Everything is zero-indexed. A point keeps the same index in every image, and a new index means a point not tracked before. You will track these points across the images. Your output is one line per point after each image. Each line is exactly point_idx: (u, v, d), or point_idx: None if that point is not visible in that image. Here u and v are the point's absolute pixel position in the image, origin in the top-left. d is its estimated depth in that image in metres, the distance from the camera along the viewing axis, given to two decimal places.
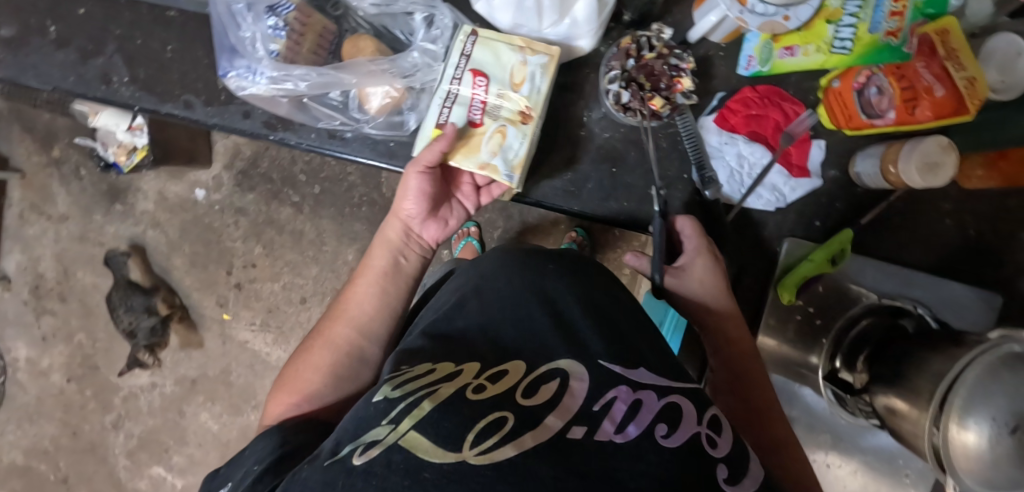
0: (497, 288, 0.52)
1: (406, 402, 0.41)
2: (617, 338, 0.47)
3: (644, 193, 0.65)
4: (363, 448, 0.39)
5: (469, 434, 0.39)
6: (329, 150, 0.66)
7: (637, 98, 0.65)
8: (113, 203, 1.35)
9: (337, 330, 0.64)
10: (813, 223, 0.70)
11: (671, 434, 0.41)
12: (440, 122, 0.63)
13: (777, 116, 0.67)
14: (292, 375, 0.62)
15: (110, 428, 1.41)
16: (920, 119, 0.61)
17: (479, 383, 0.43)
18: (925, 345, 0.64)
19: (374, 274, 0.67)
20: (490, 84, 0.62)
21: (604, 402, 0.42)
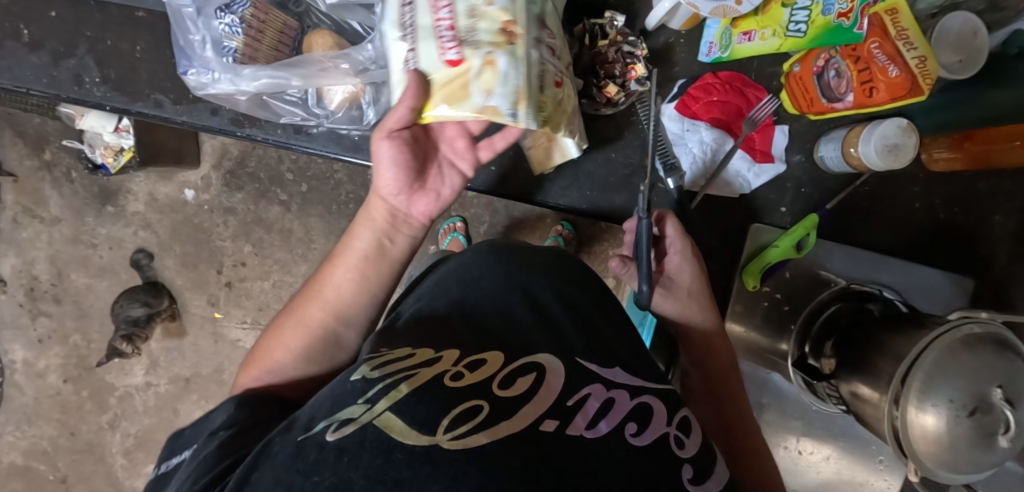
0: (488, 282, 0.53)
1: (384, 383, 0.42)
2: (598, 344, 0.50)
3: (606, 181, 0.66)
4: (337, 425, 0.39)
5: (443, 419, 0.39)
6: (295, 145, 0.70)
7: (594, 87, 0.63)
8: (105, 205, 1.37)
9: (313, 311, 0.60)
10: (779, 209, 0.71)
11: (641, 432, 0.43)
12: (416, 68, 0.52)
13: (739, 102, 0.68)
14: (266, 345, 0.60)
15: (107, 428, 1.43)
16: (877, 101, 0.62)
17: (457, 370, 0.44)
18: (888, 328, 0.65)
19: (356, 257, 0.62)
20: (457, 2, 0.51)
21: (576, 398, 0.44)
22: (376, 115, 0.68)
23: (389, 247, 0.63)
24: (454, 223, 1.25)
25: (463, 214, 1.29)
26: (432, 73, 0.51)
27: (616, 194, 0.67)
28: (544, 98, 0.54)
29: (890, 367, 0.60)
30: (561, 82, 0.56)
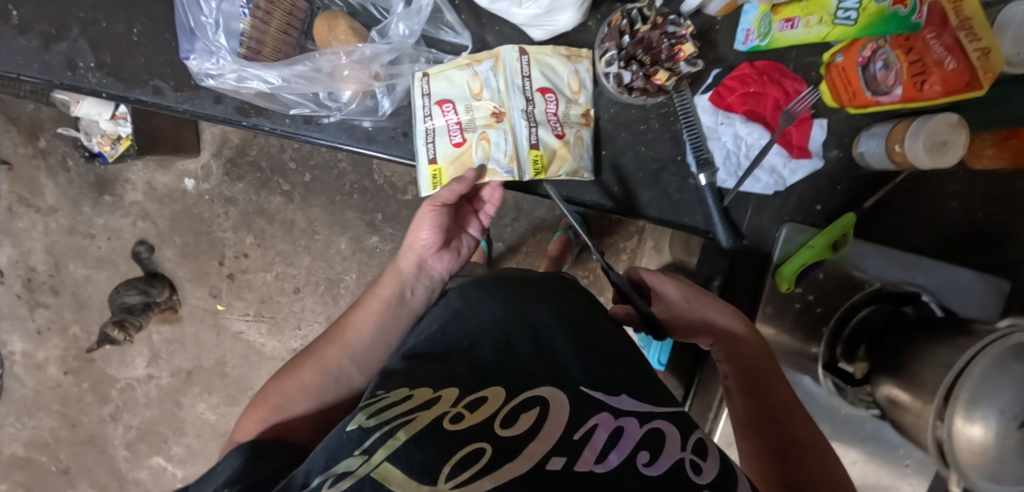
0: (482, 316, 0.51)
1: (381, 432, 0.40)
2: (603, 373, 0.47)
3: (635, 178, 0.64)
4: (334, 480, 0.37)
5: (443, 467, 0.38)
6: (304, 136, 0.65)
7: (640, 77, 0.59)
8: (102, 195, 1.33)
9: (332, 355, 0.61)
10: (813, 207, 0.68)
11: (654, 461, 0.41)
12: (430, 157, 0.63)
13: (777, 94, 0.64)
14: (278, 389, 0.58)
15: (108, 420, 1.41)
16: (929, 95, 0.58)
17: (456, 412, 0.42)
18: (930, 334, 0.62)
19: (377, 304, 0.63)
20: (458, 106, 0.63)
21: (584, 431, 0.41)
22: (392, 104, 0.65)
23: (411, 298, 0.64)
24: None
25: None
26: (444, 158, 0.63)
27: (643, 190, 0.64)
28: (536, 154, 0.62)
29: (938, 376, 0.56)
30: (562, 133, 0.63)
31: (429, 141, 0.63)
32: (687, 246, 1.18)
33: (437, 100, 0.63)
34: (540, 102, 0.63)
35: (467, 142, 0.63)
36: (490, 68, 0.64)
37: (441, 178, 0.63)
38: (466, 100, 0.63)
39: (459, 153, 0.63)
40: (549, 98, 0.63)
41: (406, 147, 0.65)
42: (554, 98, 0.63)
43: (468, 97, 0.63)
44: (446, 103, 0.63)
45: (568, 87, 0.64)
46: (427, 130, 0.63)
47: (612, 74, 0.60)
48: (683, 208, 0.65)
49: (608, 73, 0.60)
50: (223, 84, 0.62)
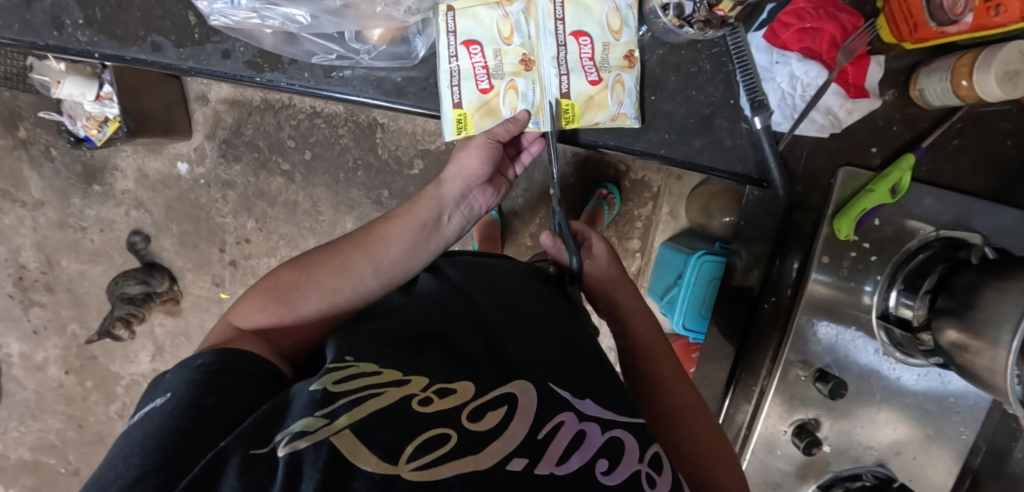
0: (465, 300, 0.56)
1: (348, 399, 0.42)
2: (569, 371, 0.52)
3: (685, 122, 0.66)
4: (291, 438, 0.39)
5: (408, 447, 0.40)
6: (326, 90, 0.66)
7: (702, 8, 0.60)
8: (90, 185, 1.25)
9: (356, 258, 0.60)
10: (869, 150, 0.69)
11: (612, 470, 0.44)
12: (455, 101, 0.64)
13: (833, 29, 0.61)
14: (293, 277, 0.58)
15: (116, 418, 1.37)
16: (1003, 21, 0.55)
17: (427, 396, 0.44)
18: (996, 274, 0.60)
19: (413, 221, 0.64)
20: (486, 49, 0.63)
21: (547, 431, 0.44)
22: (425, 47, 0.65)
23: (445, 223, 0.66)
24: None
25: None
26: (470, 104, 0.64)
27: (695, 137, 0.66)
28: (567, 103, 0.64)
29: (1014, 316, 0.55)
30: (597, 79, 0.63)
31: (454, 84, 0.63)
32: (708, 211, 1.08)
33: (462, 41, 0.62)
34: (573, 46, 0.63)
35: (495, 88, 0.64)
36: (520, 10, 0.63)
37: (466, 123, 0.64)
38: (495, 43, 0.63)
39: (486, 98, 0.64)
40: (583, 41, 0.63)
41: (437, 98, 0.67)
42: (588, 41, 0.63)
43: (497, 41, 0.63)
44: (473, 44, 0.62)
45: (607, 26, 0.63)
46: (452, 71, 0.63)
47: (671, 5, 0.60)
48: (735, 153, 0.67)
49: (667, 5, 0.61)
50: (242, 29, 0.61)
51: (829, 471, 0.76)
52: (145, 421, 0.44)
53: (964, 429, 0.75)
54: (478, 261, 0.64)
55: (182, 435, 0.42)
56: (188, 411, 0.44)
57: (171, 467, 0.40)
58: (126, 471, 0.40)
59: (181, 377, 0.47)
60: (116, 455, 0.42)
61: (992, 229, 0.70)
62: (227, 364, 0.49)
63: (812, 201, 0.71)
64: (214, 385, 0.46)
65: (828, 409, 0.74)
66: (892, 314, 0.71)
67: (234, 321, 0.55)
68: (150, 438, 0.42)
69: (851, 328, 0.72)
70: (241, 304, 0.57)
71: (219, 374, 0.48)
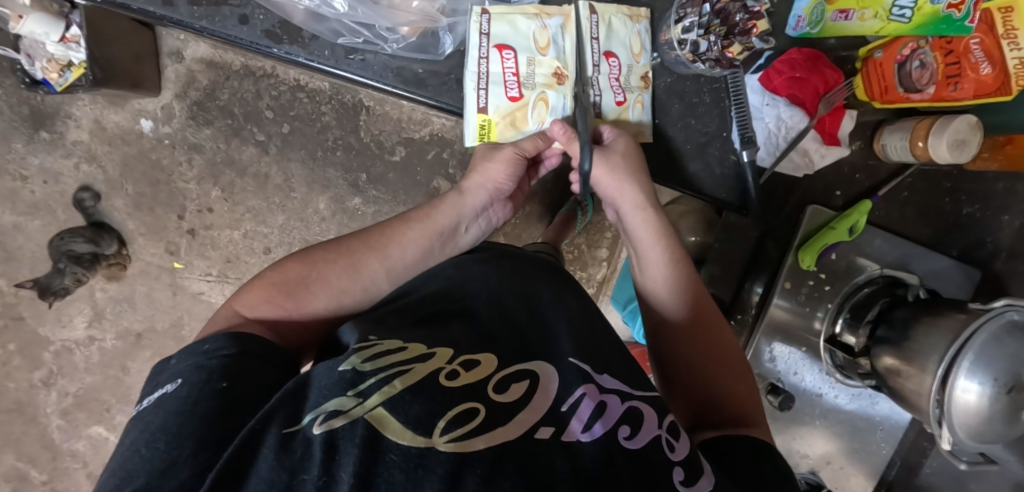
0: (481, 281, 0.62)
1: (377, 377, 0.44)
2: (589, 349, 0.56)
3: (683, 148, 0.71)
4: (326, 416, 0.41)
5: (440, 422, 0.42)
6: (344, 71, 0.65)
7: (716, 47, 0.65)
8: (38, 131, 1.17)
9: (368, 260, 0.62)
10: (834, 193, 0.78)
11: (634, 435, 0.47)
12: (480, 106, 0.66)
13: (819, 83, 0.69)
14: (302, 272, 0.59)
15: (40, 386, 1.27)
16: (960, 96, 0.64)
17: (452, 369, 0.48)
18: (925, 310, 0.70)
19: (431, 228, 0.65)
20: (518, 55, 0.67)
21: (571, 403, 0.48)
22: (452, 44, 0.67)
23: (462, 233, 0.68)
24: None
25: None
26: (496, 111, 0.67)
27: (688, 162, 0.71)
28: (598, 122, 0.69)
29: (941, 348, 0.65)
30: (623, 100, 0.69)
31: (482, 87, 0.66)
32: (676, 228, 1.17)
33: (496, 45, 0.66)
34: (605, 66, 0.68)
35: (525, 98, 0.67)
36: (559, 24, 0.67)
37: (489, 130, 0.67)
38: (530, 52, 0.67)
39: (514, 108, 0.67)
40: (612, 62, 0.68)
41: (456, 95, 0.68)
42: (617, 62, 0.68)
43: (533, 50, 0.67)
44: (506, 49, 0.66)
45: (630, 48, 0.69)
46: (481, 74, 0.66)
47: (688, 41, 0.66)
48: (722, 182, 0.72)
49: (684, 40, 0.66)
50: None
51: None
52: (159, 406, 0.44)
53: (884, 445, 0.87)
54: (491, 253, 0.67)
55: (202, 422, 0.42)
56: (205, 397, 0.44)
57: (201, 451, 0.41)
58: (152, 456, 0.40)
59: (189, 362, 0.47)
60: (134, 441, 0.42)
61: (925, 273, 0.81)
62: (239, 348, 0.49)
63: (781, 234, 0.79)
64: (229, 372, 0.47)
65: (774, 421, 0.84)
66: (837, 340, 0.80)
67: (240, 309, 0.56)
68: (169, 422, 0.42)
69: (801, 348, 0.82)
70: (245, 292, 0.57)
71: (236, 360, 0.48)
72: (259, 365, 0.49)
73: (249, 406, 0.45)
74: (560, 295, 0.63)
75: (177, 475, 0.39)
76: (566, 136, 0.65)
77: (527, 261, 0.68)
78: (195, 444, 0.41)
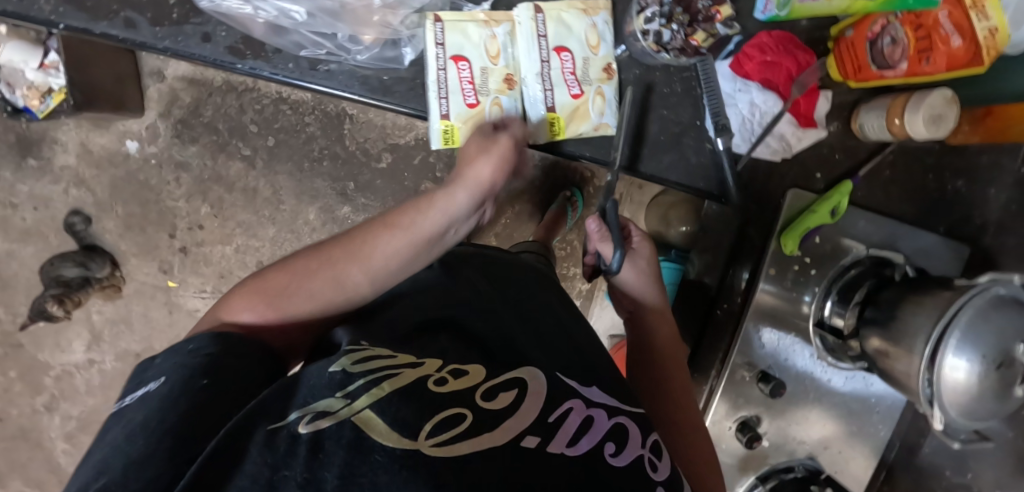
0: (468, 286, 0.63)
1: (366, 380, 0.45)
2: (569, 363, 0.57)
3: (655, 139, 0.70)
4: (312, 417, 0.41)
5: (426, 425, 0.42)
6: (310, 82, 0.65)
7: (680, 36, 0.66)
8: (25, 158, 1.18)
9: (349, 269, 0.56)
10: (814, 175, 0.77)
11: (619, 453, 0.47)
12: (442, 113, 0.66)
13: (790, 65, 0.69)
14: (284, 280, 0.54)
15: (43, 411, 1.28)
16: (932, 70, 0.63)
17: (440, 376, 0.48)
18: (911, 289, 0.70)
19: (416, 233, 0.58)
20: (474, 64, 0.66)
21: (558, 415, 0.48)
22: (413, 54, 0.67)
23: (450, 235, 0.61)
24: None
25: None
26: (457, 117, 0.66)
27: (664, 153, 0.71)
28: (553, 117, 0.67)
29: (926, 328, 0.64)
30: (579, 92, 0.68)
31: (442, 97, 0.65)
32: (666, 219, 1.19)
33: (452, 55, 0.65)
34: (556, 61, 0.67)
35: (481, 104, 0.67)
36: (507, 32, 0.67)
37: (453, 135, 0.66)
38: (483, 61, 0.67)
39: (472, 114, 0.67)
40: (564, 56, 0.67)
41: (424, 100, 0.68)
42: (570, 56, 0.67)
43: (484, 59, 0.66)
44: (462, 60, 0.65)
45: (586, 40, 0.68)
46: (439, 83, 0.65)
47: (651, 31, 0.65)
48: (699, 172, 0.71)
49: (647, 30, 0.65)
50: (227, 10, 0.62)
51: (766, 463, 0.85)
52: (142, 402, 0.43)
53: (882, 426, 0.86)
54: (478, 258, 0.69)
55: (181, 419, 0.41)
56: (186, 393, 0.43)
57: (177, 453, 0.39)
58: (131, 449, 0.39)
59: (174, 359, 0.46)
60: (112, 438, 0.41)
61: (913, 251, 0.80)
62: (223, 346, 0.47)
63: (764, 220, 0.78)
64: (210, 367, 0.45)
65: (768, 407, 0.82)
66: (826, 323, 0.79)
67: (222, 316, 0.53)
68: (150, 418, 0.41)
69: (791, 333, 0.81)
70: (230, 298, 0.54)
71: (219, 357, 0.46)
72: (240, 361, 0.47)
73: (233, 403, 0.45)
74: (547, 301, 0.65)
75: (153, 466, 0.38)
76: (600, 233, 0.71)
77: (511, 267, 0.69)
78: (172, 436, 0.40)
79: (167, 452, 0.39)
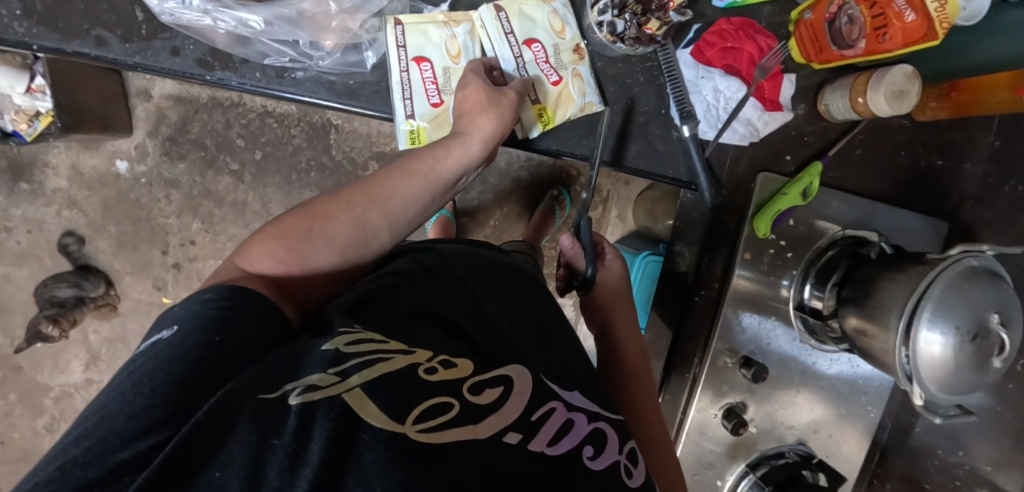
0: (459, 281, 0.61)
1: (358, 361, 0.45)
2: (554, 363, 0.56)
3: (620, 129, 0.72)
4: (304, 389, 0.41)
5: (415, 409, 0.42)
6: (278, 90, 0.67)
7: (633, 26, 0.67)
8: (18, 183, 1.20)
9: (370, 212, 0.59)
10: (784, 158, 0.78)
11: (597, 456, 0.47)
12: (407, 114, 0.67)
13: (752, 49, 0.70)
14: (305, 225, 0.57)
15: (44, 432, 1.28)
16: (889, 46, 0.63)
17: (431, 365, 0.47)
18: (891, 266, 0.69)
19: (435, 179, 0.63)
20: (436, 64, 0.67)
21: (540, 414, 0.48)
22: (375, 57, 0.68)
23: (460, 183, 0.66)
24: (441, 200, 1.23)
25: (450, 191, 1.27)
26: (422, 116, 0.67)
27: (631, 142, 0.73)
28: (540, 108, 0.69)
29: (900, 303, 0.64)
30: (558, 78, 0.69)
31: (406, 97, 0.67)
32: (654, 214, 1.19)
33: (414, 57, 0.66)
34: (528, 54, 0.68)
35: (445, 103, 0.68)
36: (467, 31, 0.68)
37: (420, 137, 0.68)
38: (445, 61, 0.68)
39: (436, 112, 0.68)
40: (535, 48, 0.68)
41: (388, 101, 0.69)
42: (540, 47, 0.68)
43: (446, 59, 0.68)
44: (424, 61, 0.67)
45: (551, 28, 0.68)
46: (402, 85, 0.66)
47: (605, 23, 0.67)
48: (668, 158, 0.74)
49: (601, 22, 0.67)
50: (190, 24, 0.62)
51: (757, 450, 0.84)
52: (151, 352, 0.43)
53: (872, 408, 0.86)
54: (476, 253, 0.69)
55: (178, 374, 0.41)
56: (191, 345, 0.43)
57: (177, 403, 0.39)
58: (132, 402, 0.39)
59: (189, 308, 0.47)
60: (117, 385, 0.41)
61: (889, 229, 0.80)
62: (238, 300, 0.48)
63: (734, 207, 0.80)
64: (221, 322, 0.46)
65: (752, 393, 0.82)
66: (806, 305, 0.79)
67: (242, 263, 0.54)
68: (155, 370, 0.41)
69: (771, 317, 0.81)
70: (251, 246, 0.55)
71: (228, 310, 0.47)
72: (248, 318, 0.47)
73: (239, 363, 0.44)
74: (535, 297, 0.65)
75: (146, 417, 0.38)
76: (573, 249, 0.76)
77: (504, 267, 0.69)
78: (162, 394, 0.39)
79: (156, 406, 0.38)
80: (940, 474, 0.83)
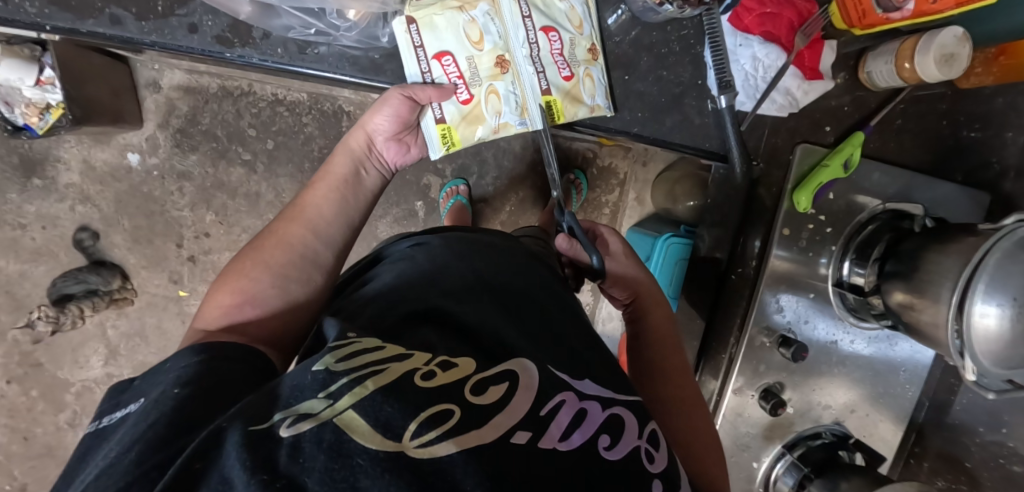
0: (453, 269, 0.55)
1: (349, 378, 0.37)
2: (564, 351, 0.50)
3: (655, 101, 0.70)
4: (295, 420, 0.35)
5: (411, 423, 0.36)
6: (301, 67, 0.65)
7: None
8: (30, 179, 1.15)
9: (296, 232, 0.60)
10: (824, 129, 0.78)
11: (614, 445, 0.43)
12: (543, 88, 0.67)
13: (791, 14, 0.68)
14: (239, 268, 0.56)
15: (67, 428, 1.26)
16: (940, 7, 0.61)
17: (429, 369, 0.41)
18: (935, 239, 0.67)
19: (334, 180, 0.66)
20: (563, 35, 0.67)
21: (549, 408, 0.42)
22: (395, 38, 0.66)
23: (364, 176, 0.68)
24: (456, 186, 1.20)
25: (465, 176, 1.25)
26: (557, 90, 0.67)
27: (666, 116, 0.71)
28: (548, 99, 0.67)
29: (952, 275, 0.61)
30: (569, 74, 0.67)
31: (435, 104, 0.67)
32: (673, 195, 1.17)
33: (435, 54, 0.65)
34: (544, 41, 0.66)
35: (476, 96, 0.67)
36: (486, 12, 0.66)
37: (451, 137, 0.68)
38: (467, 51, 0.66)
39: (467, 109, 0.67)
40: (551, 36, 0.66)
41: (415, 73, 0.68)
42: (557, 37, 0.66)
43: (468, 47, 0.66)
44: (445, 56, 0.65)
45: (569, 20, 0.67)
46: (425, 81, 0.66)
47: None
48: (702, 132, 0.72)
49: None
50: None
51: (793, 431, 0.82)
52: (121, 424, 0.40)
53: (910, 386, 0.84)
54: (469, 238, 0.62)
55: (162, 423, 0.37)
56: (158, 405, 0.39)
57: (150, 453, 0.35)
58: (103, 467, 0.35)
59: (153, 379, 0.43)
60: (91, 461, 0.37)
61: (930, 202, 0.80)
62: (206, 352, 0.45)
63: (772, 180, 0.79)
64: (185, 377, 0.42)
65: (790, 374, 0.80)
66: (845, 282, 0.78)
67: (198, 325, 0.53)
68: (124, 435, 0.37)
69: (808, 295, 0.80)
70: (208, 301, 0.54)
71: (211, 363, 0.44)
72: (226, 364, 0.45)
73: (214, 406, 0.40)
74: (544, 277, 0.59)
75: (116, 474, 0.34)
76: (571, 248, 0.72)
77: (509, 254, 0.61)
78: (145, 442, 0.36)
79: (142, 458, 0.34)
80: (980, 451, 0.81)
